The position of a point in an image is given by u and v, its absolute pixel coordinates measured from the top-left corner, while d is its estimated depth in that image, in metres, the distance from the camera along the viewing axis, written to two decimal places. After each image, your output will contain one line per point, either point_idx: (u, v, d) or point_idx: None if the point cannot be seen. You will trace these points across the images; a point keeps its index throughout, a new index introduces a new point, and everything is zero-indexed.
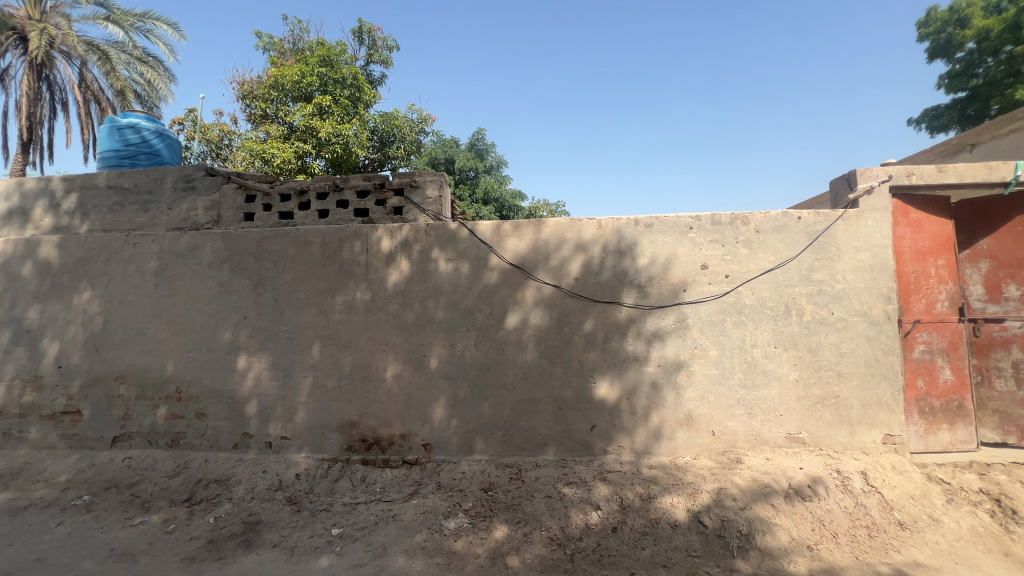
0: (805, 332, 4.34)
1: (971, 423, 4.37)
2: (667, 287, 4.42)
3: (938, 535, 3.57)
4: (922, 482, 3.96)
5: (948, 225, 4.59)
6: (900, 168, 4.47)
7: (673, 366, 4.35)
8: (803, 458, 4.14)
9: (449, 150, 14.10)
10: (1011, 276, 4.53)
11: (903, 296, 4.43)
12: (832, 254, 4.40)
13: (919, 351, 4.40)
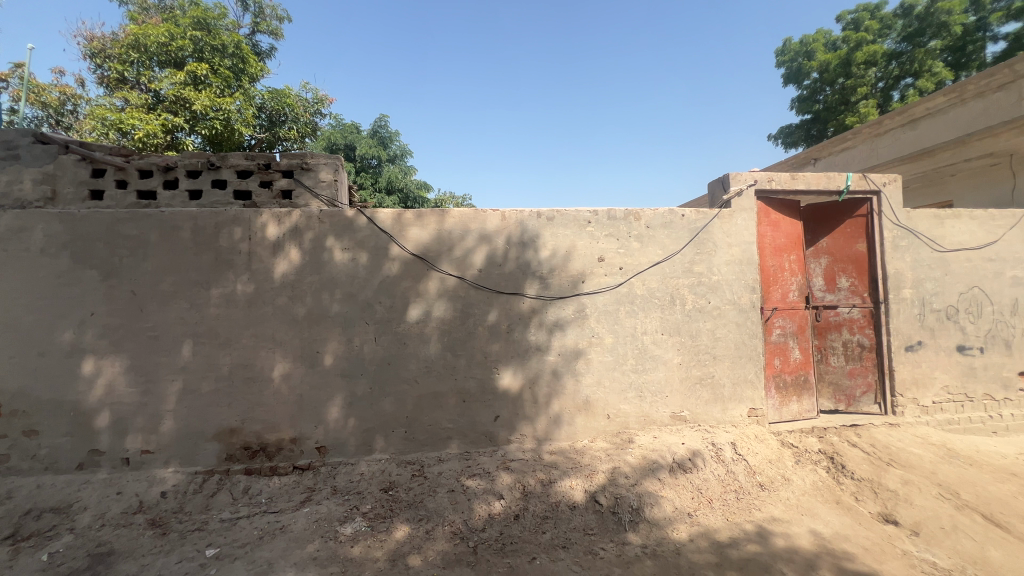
0: (686, 319, 4.77)
1: (813, 395, 5.15)
2: (567, 278, 4.58)
3: (789, 491, 4.13)
4: (777, 447, 4.58)
5: (798, 226, 5.32)
6: (763, 174, 5.08)
7: (572, 354, 4.52)
8: (685, 433, 4.56)
9: (349, 136, 13.33)
10: (842, 269, 5.42)
11: (765, 287, 5.06)
12: (709, 249, 4.87)
13: (776, 334, 5.06)
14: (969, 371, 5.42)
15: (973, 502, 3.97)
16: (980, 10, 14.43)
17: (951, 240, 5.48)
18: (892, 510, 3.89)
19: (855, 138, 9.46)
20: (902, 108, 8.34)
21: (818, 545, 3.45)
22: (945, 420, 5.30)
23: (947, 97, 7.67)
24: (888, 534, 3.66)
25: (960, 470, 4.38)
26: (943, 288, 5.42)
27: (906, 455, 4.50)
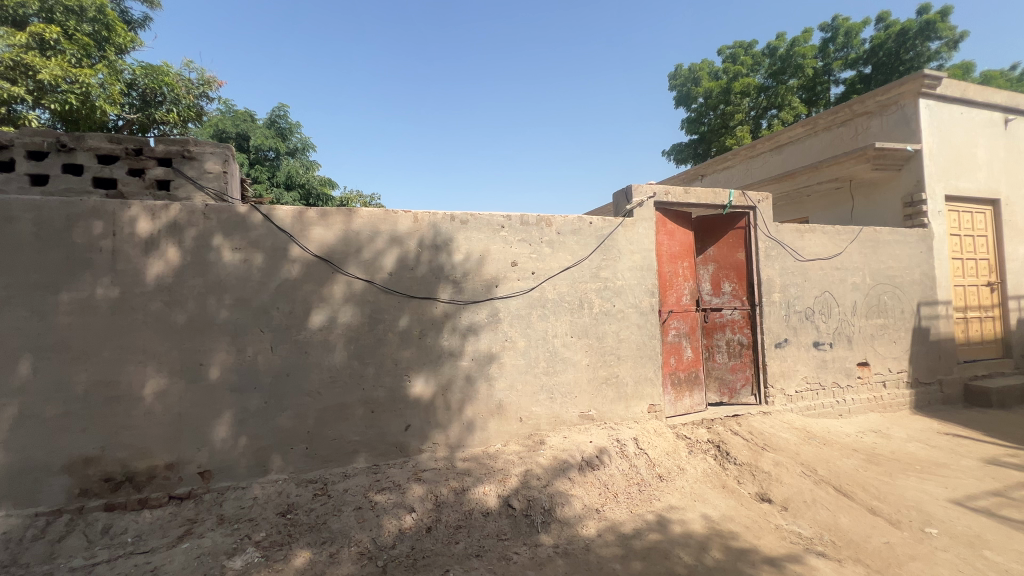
0: (594, 322, 4.99)
1: (702, 389, 5.68)
2: (481, 282, 4.56)
3: (683, 480, 4.48)
4: (673, 440, 4.96)
5: (690, 235, 5.83)
6: (660, 187, 5.50)
7: (486, 359, 4.51)
8: (592, 432, 4.76)
9: (242, 124, 12.17)
10: (726, 275, 6.02)
11: (662, 292, 5.47)
12: (614, 255, 5.15)
13: (672, 334, 5.49)
14: (822, 363, 6.33)
15: (827, 476, 4.52)
16: (826, 56, 17.07)
17: (810, 251, 6.37)
18: (767, 490, 4.35)
19: (734, 158, 10.66)
20: (770, 135, 9.57)
21: (708, 528, 3.76)
22: (804, 406, 6.13)
23: (804, 128, 8.95)
24: (764, 511, 4.07)
25: (817, 449, 5.08)
26: (803, 292, 6.28)
27: (776, 439, 5.13)
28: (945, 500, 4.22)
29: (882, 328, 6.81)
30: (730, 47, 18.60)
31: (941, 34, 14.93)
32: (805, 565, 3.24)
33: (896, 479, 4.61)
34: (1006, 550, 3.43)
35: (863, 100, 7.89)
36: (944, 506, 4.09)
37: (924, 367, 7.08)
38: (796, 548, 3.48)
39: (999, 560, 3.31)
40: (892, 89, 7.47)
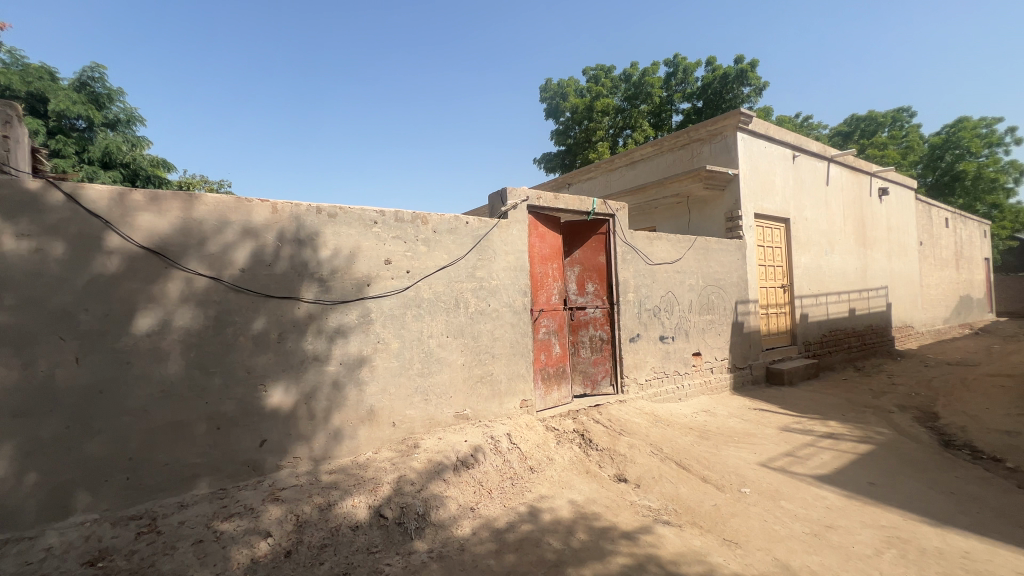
0: (469, 321, 5.02)
1: (568, 383, 6.09)
2: (351, 281, 4.27)
3: (552, 470, 4.72)
4: (543, 432, 5.22)
5: (558, 238, 6.18)
6: (533, 191, 5.76)
7: (356, 362, 4.24)
8: (467, 431, 4.78)
9: (36, 83, 9.77)
10: (590, 276, 6.51)
11: (533, 291, 5.73)
12: (489, 255, 5.24)
13: (542, 332, 5.78)
14: (666, 354, 7.25)
15: (671, 453, 5.15)
16: (670, 88, 19.59)
17: (657, 256, 7.24)
18: (623, 471, 4.79)
19: (596, 170, 11.65)
20: (626, 152, 10.68)
21: (575, 512, 4.01)
22: (652, 393, 6.95)
23: (653, 148, 10.15)
24: (621, 491, 4.47)
25: (663, 430, 5.79)
26: (652, 292, 7.11)
27: (630, 424, 5.72)
28: (755, 463, 5.12)
29: (711, 323, 8.03)
30: (592, 68, 20.28)
31: (751, 82, 18.20)
32: (654, 534, 3.64)
33: (720, 450, 5.47)
34: (795, 499, 4.28)
35: (697, 128, 9.20)
36: (753, 469, 4.96)
37: (740, 354, 8.53)
38: (647, 520, 3.89)
39: (791, 507, 4.11)
40: (719, 121, 8.84)
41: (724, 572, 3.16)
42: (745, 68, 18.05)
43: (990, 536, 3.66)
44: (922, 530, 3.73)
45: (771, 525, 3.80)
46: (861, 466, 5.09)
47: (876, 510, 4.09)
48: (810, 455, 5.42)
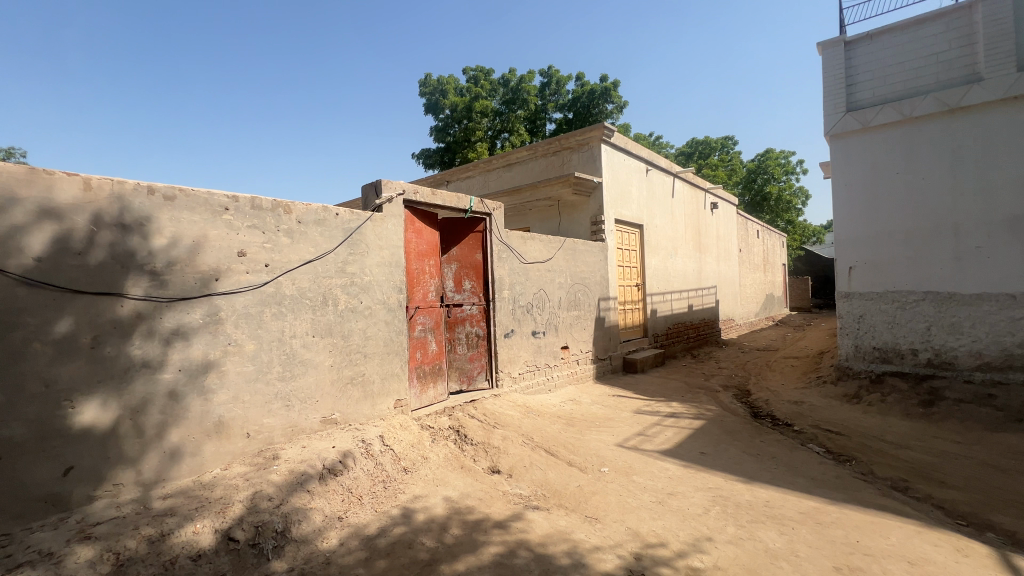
0: (338, 320, 4.71)
1: (444, 380, 6.08)
2: (194, 275, 3.71)
3: (427, 468, 4.65)
4: (418, 431, 5.13)
5: (435, 235, 6.11)
6: (410, 185, 5.61)
7: (199, 368, 3.69)
8: (335, 436, 4.48)
9: None
10: (466, 273, 6.56)
11: (409, 288, 5.59)
12: (362, 250, 4.97)
13: (417, 330, 5.68)
14: (538, 348, 7.65)
15: (541, 442, 5.44)
16: (544, 97, 20.64)
17: (530, 255, 7.60)
18: (497, 462, 4.93)
19: (474, 170, 11.77)
20: (502, 154, 10.98)
21: (449, 508, 4.01)
22: (525, 386, 7.29)
23: (528, 152, 10.60)
24: (494, 482, 4.59)
25: (533, 421, 6.10)
26: (526, 290, 7.45)
27: (504, 417, 5.92)
28: (613, 445, 5.66)
29: (577, 318, 8.68)
30: (472, 69, 20.45)
31: (614, 100, 20.06)
32: (525, 520, 3.80)
33: (584, 434, 5.94)
34: (645, 473, 4.83)
35: (567, 136, 9.83)
36: (611, 449, 5.48)
37: (602, 346, 9.36)
38: (518, 508, 4.05)
39: (640, 480, 4.64)
40: (586, 132, 9.58)
41: (585, 546, 3.43)
42: (609, 87, 19.82)
43: (783, 486, 4.55)
44: (738, 488, 4.49)
45: (625, 498, 4.24)
46: (695, 439, 5.95)
47: (705, 476, 4.81)
48: (657, 433, 6.16)
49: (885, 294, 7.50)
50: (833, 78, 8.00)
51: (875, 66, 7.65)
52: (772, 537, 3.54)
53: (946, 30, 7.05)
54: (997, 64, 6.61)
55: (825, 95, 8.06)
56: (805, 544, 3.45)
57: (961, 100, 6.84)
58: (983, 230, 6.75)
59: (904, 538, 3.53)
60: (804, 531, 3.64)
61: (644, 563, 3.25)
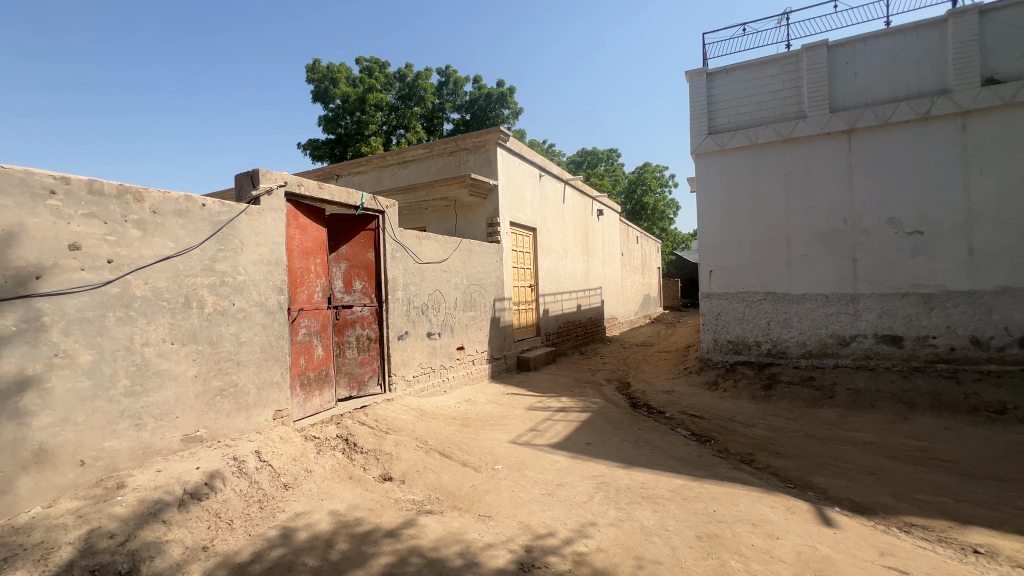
0: (205, 324, 4.18)
1: (332, 386, 5.72)
2: (4, 272, 3.03)
3: (311, 482, 4.32)
4: (301, 443, 4.75)
5: (322, 232, 5.73)
6: (293, 177, 5.19)
7: (12, 386, 3.02)
8: (200, 456, 3.97)
9: None
10: (357, 274, 6.25)
11: (291, 288, 5.16)
12: (234, 246, 4.47)
13: (301, 334, 5.27)
14: (433, 350, 7.56)
15: (435, 444, 5.36)
16: (442, 97, 20.49)
17: (426, 255, 7.47)
18: (389, 469, 4.74)
19: (367, 165, 11.25)
20: (397, 150, 10.66)
21: (336, 523, 3.76)
22: (419, 388, 7.14)
23: (424, 150, 10.42)
24: (386, 490, 4.40)
25: (428, 424, 6.00)
26: (421, 290, 7.32)
27: (397, 422, 5.73)
28: (506, 442, 5.79)
29: (473, 319, 8.74)
30: (365, 59, 19.55)
31: (510, 106, 20.57)
32: (417, 526, 3.72)
33: (479, 434, 6.00)
34: (536, 467, 5.02)
35: (464, 138, 9.86)
36: (505, 447, 5.60)
37: (496, 346, 9.53)
38: (411, 514, 3.94)
39: (532, 475, 4.81)
40: (482, 135, 9.69)
41: (478, 545, 3.46)
42: (505, 93, 20.32)
43: (656, 468, 5.03)
44: (619, 473, 4.87)
45: (517, 493, 4.36)
46: (582, 431, 6.33)
47: (591, 465, 5.13)
48: (548, 428, 6.44)
49: (737, 294, 8.68)
50: (698, 104, 9.03)
51: (730, 97, 8.81)
52: (647, 515, 3.91)
53: (781, 72, 8.41)
54: (816, 105, 8.06)
55: (691, 118, 9.07)
56: (673, 518, 3.86)
57: (792, 132, 8.19)
58: (807, 241, 8.17)
59: (749, 503, 4.12)
60: (672, 507, 4.07)
61: (534, 554, 3.37)
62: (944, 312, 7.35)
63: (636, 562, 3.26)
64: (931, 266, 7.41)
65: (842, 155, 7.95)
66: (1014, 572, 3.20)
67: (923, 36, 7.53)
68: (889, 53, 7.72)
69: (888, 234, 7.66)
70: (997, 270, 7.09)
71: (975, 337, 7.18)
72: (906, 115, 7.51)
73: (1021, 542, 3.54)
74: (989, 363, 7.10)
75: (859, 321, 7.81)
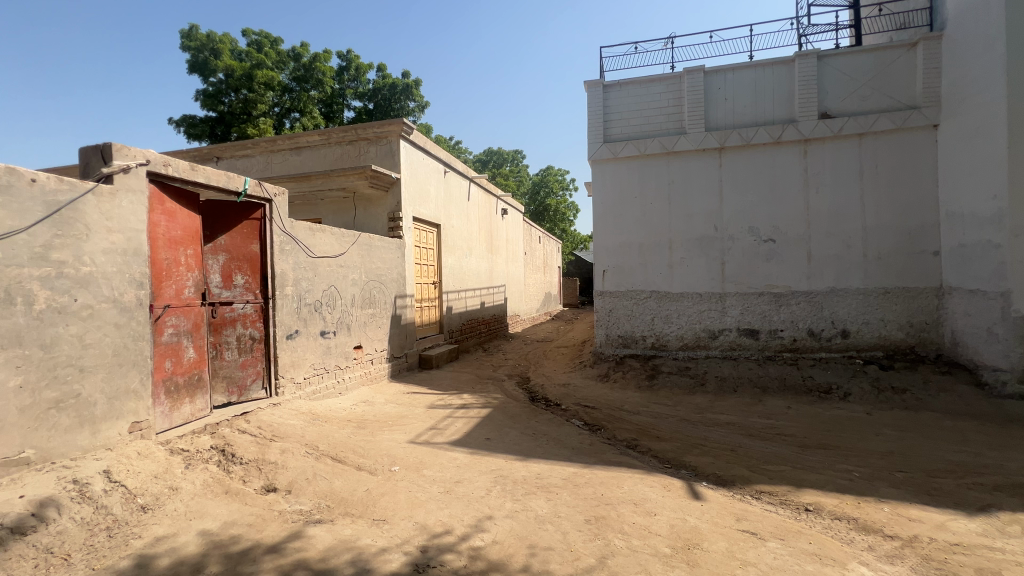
0: (36, 324, 3.50)
1: (206, 392, 5.12)
2: None
3: (176, 501, 3.81)
4: (165, 459, 4.18)
5: (196, 219, 5.10)
6: (157, 156, 4.55)
7: None
8: (25, 481, 3.31)
9: None
10: (238, 267, 5.66)
11: (155, 282, 4.53)
12: (77, 232, 3.80)
13: (167, 334, 4.65)
14: (327, 350, 7.11)
15: (327, 449, 5.04)
16: (342, 82, 19.33)
17: (319, 248, 7.00)
18: (273, 480, 4.35)
19: (253, 148, 10.26)
20: (289, 134, 9.84)
21: (206, 544, 3.36)
22: (311, 391, 6.68)
23: (320, 137, 9.74)
24: (269, 502, 4.02)
25: (319, 428, 5.63)
26: (313, 286, 6.84)
27: (283, 428, 5.30)
28: (405, 442, 5.64)
29: (372, 316, 8.38)
30: (254, 32, 17.74)
31: (415, 98, 20.00)
32: (304, 538, 3.48)
33: (375, 436, 5.77)
34: (434, 466, 4.97)
35: (364, 127, 9.40)
36: (403, 447, 5.46)
37: (397, 344, 9.24)
38: (297, 525, 3.66)
39: (430, 473, 4.75)
40: (384, 125, 9.30)
41: (371, 550, 3.34)
42: (410, 84, 19.73)
43: (551, 458, 5.25)
44: (517, 466, 5.00)
45: (414, 494, 4.27)
46: (482, 427, 6.40)
47: (490, 460, 5.20)
48: (448, 425, 6.40)
49: (627, 293, 9.38)
50: (594, 113, 9.54)
51: (623, 109, 9.45)
52: (541, 504, 4.07)
53: (666, 91, 9.23)
54: (695, 123, 8.98)
55: (588, 125, 9.57)
56: (566, 505, 4.06)
57: (674, 146, 9.04)
58: (685, 245, 9.07)
59: (632, 485, 4.48)
60: (565, 494, 4.28)
61: (430, 553, 3.33)
62: (789, 309, 8.63)
63: (529, 551, 3.37)
64: (781, 269, 8.65)
65: (714, 169, 8.96)
66: (833, 523, 3.86)
67: (777, 71, 8.75)
68: (753, 83, 8.85)
69: (748, 241, 8.79)
70: (828, 273, 8.49)
71: (811, 329, 8.54)
72: (764, 139, 8.67)
73: (839, 498, 4.29)
74: (821, 351, 8.49)
75: (725, 317, 8.88)
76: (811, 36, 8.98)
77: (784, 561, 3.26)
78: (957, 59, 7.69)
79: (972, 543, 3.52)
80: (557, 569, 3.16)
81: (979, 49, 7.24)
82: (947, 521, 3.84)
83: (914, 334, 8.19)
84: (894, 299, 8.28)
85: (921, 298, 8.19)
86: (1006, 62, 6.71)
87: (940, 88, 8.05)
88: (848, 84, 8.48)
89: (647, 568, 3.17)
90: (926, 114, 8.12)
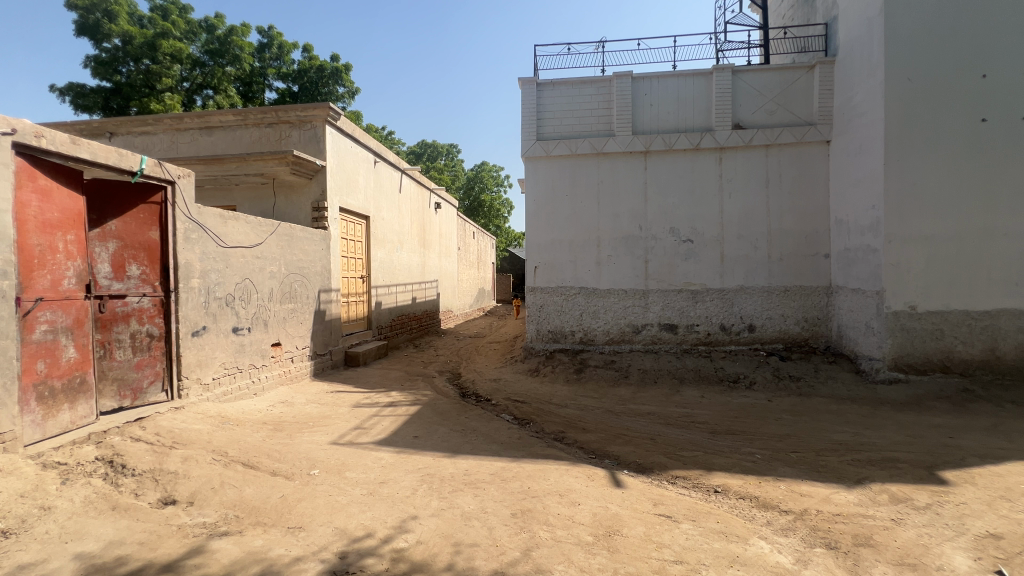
0: None
1: (90, 397, 4.53)
2: None
3: (48, 523, 3.32)
4: (34, 475, 3.64)
5: (79, 201, 4.49)
6: (29, 125, 3.94)
7: None
8: None
9: None
10: (132, 256, 5.06)
11: (27, 272, 3.94)
12: None
13: (40, 331, 4.04)
14: (240, 347, 6.58)
15: (237, 455, 4.65)
16: (263, 60, 17.95)
17: (231, 238, 6.42)
18: (172, 491, 3.92)
19: (156, 125, 9.25)
20: (200, 112, 8.95)
21: (84, 568, 2.96)
22: (221, 392, 6.13)
23: (235, 117, 8.94)
24: (166, 515, 3.63)
25: (230, 432, 5.19)
26: (224, 279, 6.28)
27: (187, 434, 4.81)
28: (326, 444, 5.35)
29: (293, 311, 7.86)
30: None
31: (345, 84, 19.08)
32: (206, 553, 3.17)
33: (293, 438, 5.42)
34: (356, 467, 4.75)
35: (286, 109, 8.75)
36: (324, 449, 5.17)
37: (320, 341, 8.76)
38: (198, 540, 3.33)
39: (352, 475, 4.54)
40: (308, 109, 8.73)
41: (284, 561, 3.12)
42: (339, 68, 18.72)
43: (480, 454, 5.22)
44: (444, 464, 4.91)
45: (334, 498, 4.05)
46: (410, 425, 6.23)
47: (417, 458, 5.07)
48: (374, 424, 6.16)
49: (557, 289, 9.57)
50: (528, 110, 9.60)
51: (556, 109, 9.61)
52: (467, 501, 4.03)
53: (597, 93, 9.51)
54: (623, 126, 9.34)
55: (522, 121, 9.63)
56: (493, 500, 4.05)
57: (603, 147, 9.36)
58: (612, 244, 9.42)
59: (558, 476, 4.57)
60: (492, 489, 4.28)
61: (349, 559, 3.17)
62: (704, 304, 9.26)
63: (454, 549, 3.32)
64: (698, 268, 9.25)
65: (641, 171, 9.37)
66: (738, 502, 4.18)
67: (697, 82, 9.32)
68: (676, 91, 9.37)
69: (670, 240, 9.31)
70: (737, 272, 9.21)
71: (722, 324, 9.23)
72: (684, 144, 9.22)
73: (743, 479, 4.66)
74: (731, 344, 9.19)
75: (648, 312, 9.35)
76: (727, 52, 9.63)
77: (695, 541, 3.49)
78: (846, 82, 8.62)
79: (851, 513, 3.97)
80: (481, 565, 3.14)
81: (861, 76, 8.18)
82: (832, 495, 4.30)
83: (807, 328, 9.12)
84: (792, 297, 9.16)
85: (813, 296, 9.13)
86: (886, 88, 7.63)
87: (833, 108, 8.98)
88: (757, 98, 9.21)
89: (570, 557, 3.25)
90: (821, 130, 9.03)
